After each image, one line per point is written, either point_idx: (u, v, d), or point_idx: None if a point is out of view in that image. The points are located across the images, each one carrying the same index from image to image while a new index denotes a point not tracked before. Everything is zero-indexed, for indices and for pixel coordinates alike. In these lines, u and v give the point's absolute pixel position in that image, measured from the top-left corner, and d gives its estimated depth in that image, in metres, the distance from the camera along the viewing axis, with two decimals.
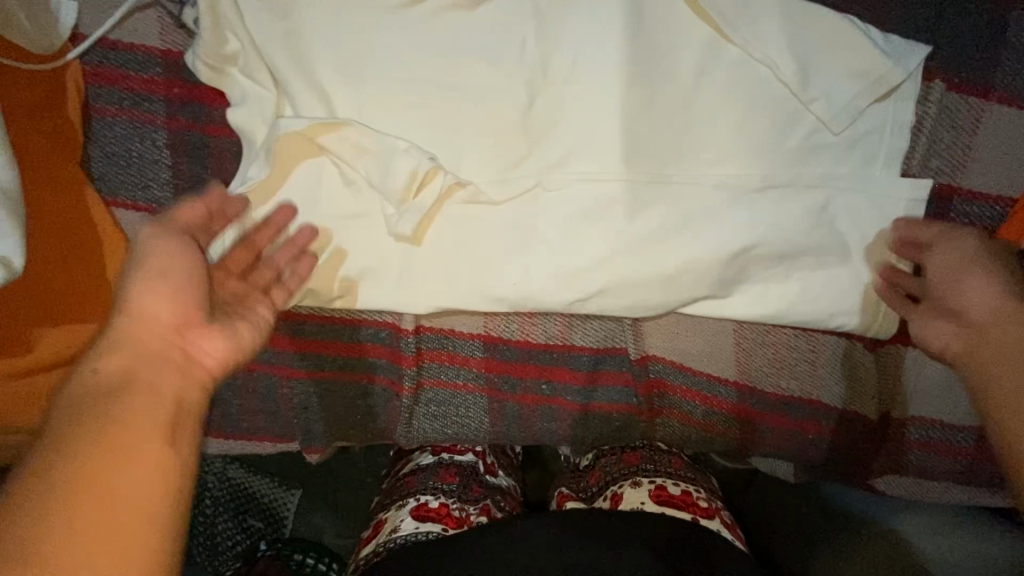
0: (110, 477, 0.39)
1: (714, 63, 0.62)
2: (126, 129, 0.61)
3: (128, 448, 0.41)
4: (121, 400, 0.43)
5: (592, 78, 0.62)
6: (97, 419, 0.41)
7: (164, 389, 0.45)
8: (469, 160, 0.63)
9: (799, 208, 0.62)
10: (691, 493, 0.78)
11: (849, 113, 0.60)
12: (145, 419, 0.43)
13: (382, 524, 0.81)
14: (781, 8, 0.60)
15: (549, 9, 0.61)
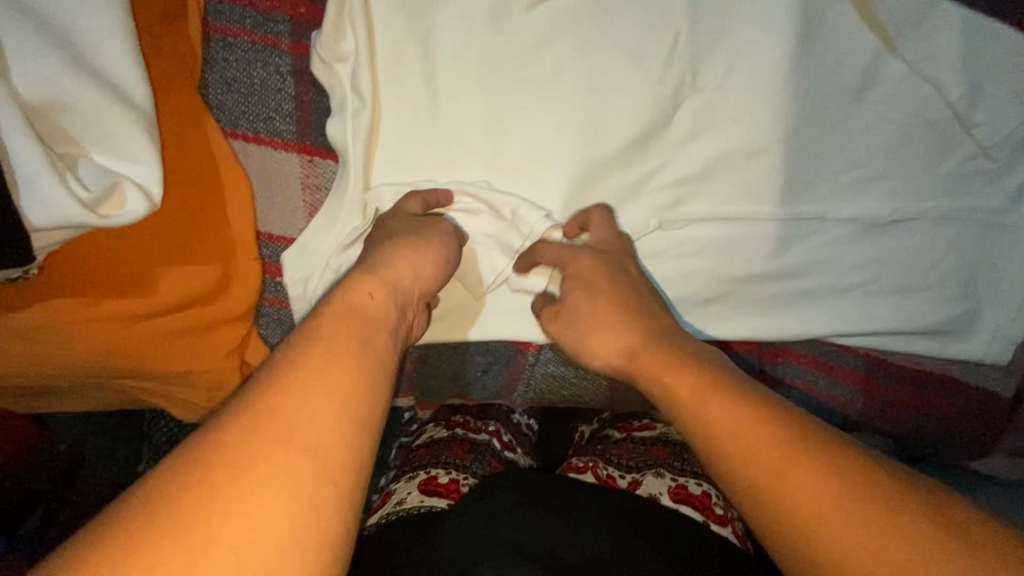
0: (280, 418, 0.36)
1: (879, 78, 0.58)
2: (248, 53, 0.55)
3: (341, 378, 0.39)
4: (344, 331, 0.42)
5: (763, 19, 0.56)
6: (328, 345, 0.40)
7: (379, 322, 0.44)
8: (612, 122, 0.58)
9: (953, 175, 0.60)
10: (710, 495, 0.74)
11: (1009, 145, 0.59)
12: (353, 354, 0.40)
13: (391, 495, 0.78)
14: (962, 19, 0.56)
15: None
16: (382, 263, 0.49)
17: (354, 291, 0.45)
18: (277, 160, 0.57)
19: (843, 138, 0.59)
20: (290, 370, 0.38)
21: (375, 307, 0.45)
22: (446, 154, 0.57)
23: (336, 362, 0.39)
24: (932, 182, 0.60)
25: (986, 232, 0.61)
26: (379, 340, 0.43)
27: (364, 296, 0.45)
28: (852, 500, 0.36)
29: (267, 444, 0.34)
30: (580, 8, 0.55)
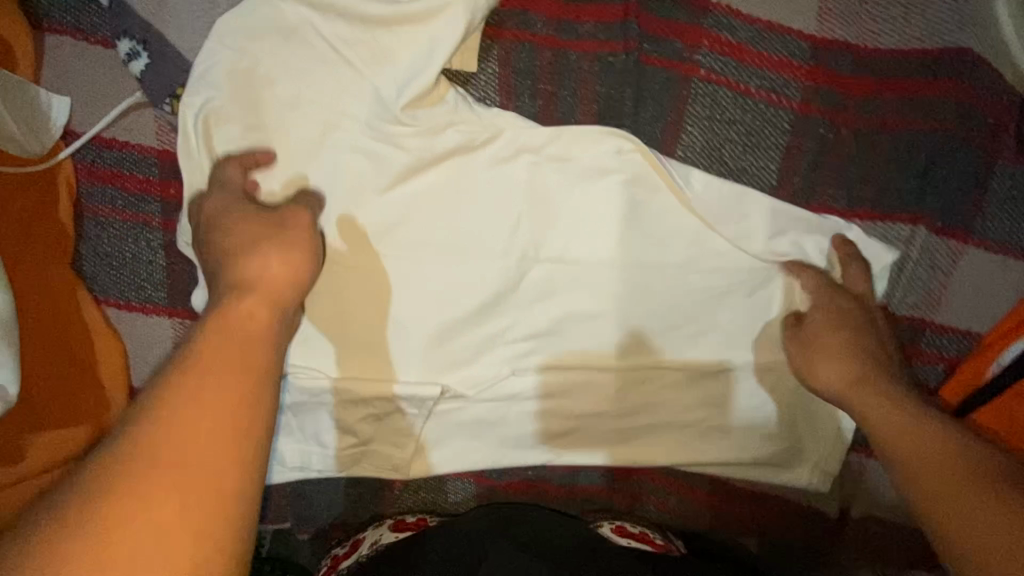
0: (175, 448, 0.36)
1: (700, 251, 0.65)
2: (119, 230, 0.59)
3: (222, 403, 0.39)
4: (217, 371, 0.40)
5: (593, 203, 0.63)
6: (209, 380, 0.40)
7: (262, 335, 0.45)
8: (462, 289, 0.64)
9: (770, 334, 0.68)
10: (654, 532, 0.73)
11: None
12: (201, 410, 0.38)
13: (360, 540, 0.69)
14: (767, 207, 0.63)
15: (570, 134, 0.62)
16: (251, 279, 0.48)
17: (234, 313, 0.45)
18: (149, 325, 0.62)
19: (673, 302, 0.66)
20: (165, 431, 0.37)
21: (259, 323, 0.45)
22: (308, 321, 0.63)
23: (214, 395, 0.39)
24: (753, 337, 0.68)
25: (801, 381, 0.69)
26: (247, 388, 0.41)
27: (247, 313, 0.45)
28: (957, 454, 0.48)
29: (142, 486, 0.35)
30: (428, 191, 0.61)
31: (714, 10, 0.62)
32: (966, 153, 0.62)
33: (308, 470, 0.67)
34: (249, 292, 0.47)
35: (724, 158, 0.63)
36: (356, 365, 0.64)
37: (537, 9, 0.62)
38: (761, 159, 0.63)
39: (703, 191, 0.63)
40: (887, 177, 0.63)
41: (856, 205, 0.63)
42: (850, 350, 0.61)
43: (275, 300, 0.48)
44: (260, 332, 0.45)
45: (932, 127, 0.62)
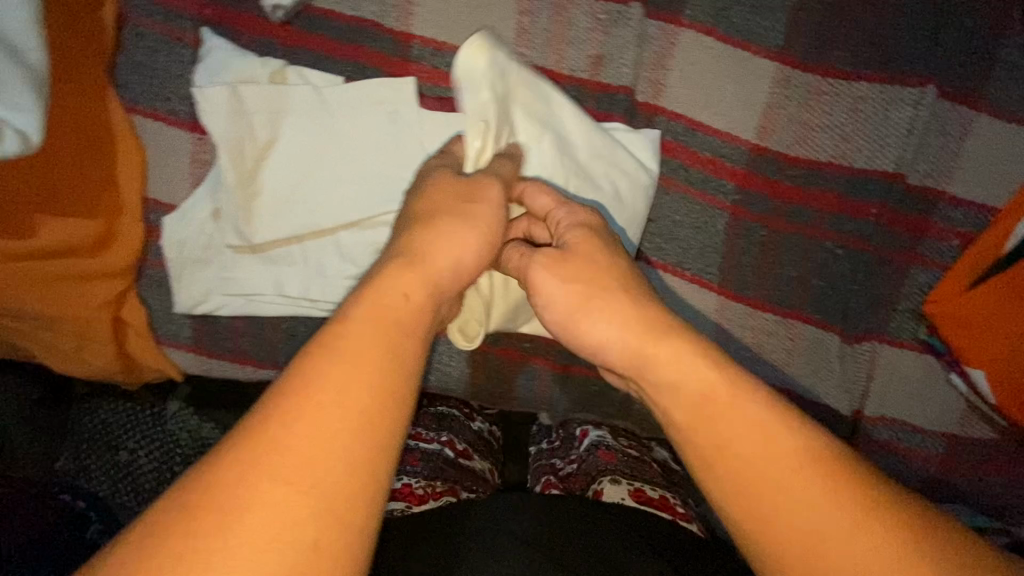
0: (277, 417, 0.34)
1: (702, 108, 0.66)
2: (154, 42, 0.63)
3: (369, 384, 0.36)
4: (340, 360, 0.36)
5: (600, 51, 0.66)
6: (335, 366, 0.36)
7: (406, 328, 0.39)
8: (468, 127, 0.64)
9: (772, 203, 0.68)
10: (669, 497, 0.68)
11: (814, 177, 0.67)
12: (365, 405, 0.35)
13: None
14: (775, 70, 0.65)
15: None
16: (437, 258, 0.45)
17: (384, 291, 0.41)
18: (168, 135, 0.64)
19: (671, 163, 0.68)
20: (288, 400, 0.34)
21: (413, 312, 0.41)
22: (309, 140, 0.63)
23: (338, 396, 0.35)
24: (755, 206, 0.68)
25: (808, 252, 0.68)
26: (413, 328, 0.40)
27: (399, 295, 0.41)
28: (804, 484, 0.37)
29: (256, 442, 0.33)
30: (445, 28, 0.65)
31: None
32: (980, 21, 0.62)
33: (299, 302, 0.66)
34: (338, 314, 0.39)
35: (734, 16, 0.65)
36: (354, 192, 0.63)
37: None
38: (767, 21, 0.65)
39: (712, 49, 0.65)
40: (898, 38, 0.63)
41: (864, 68, 0.64)
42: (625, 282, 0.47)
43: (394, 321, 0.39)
44: (378, 345, 0.37)
45: None
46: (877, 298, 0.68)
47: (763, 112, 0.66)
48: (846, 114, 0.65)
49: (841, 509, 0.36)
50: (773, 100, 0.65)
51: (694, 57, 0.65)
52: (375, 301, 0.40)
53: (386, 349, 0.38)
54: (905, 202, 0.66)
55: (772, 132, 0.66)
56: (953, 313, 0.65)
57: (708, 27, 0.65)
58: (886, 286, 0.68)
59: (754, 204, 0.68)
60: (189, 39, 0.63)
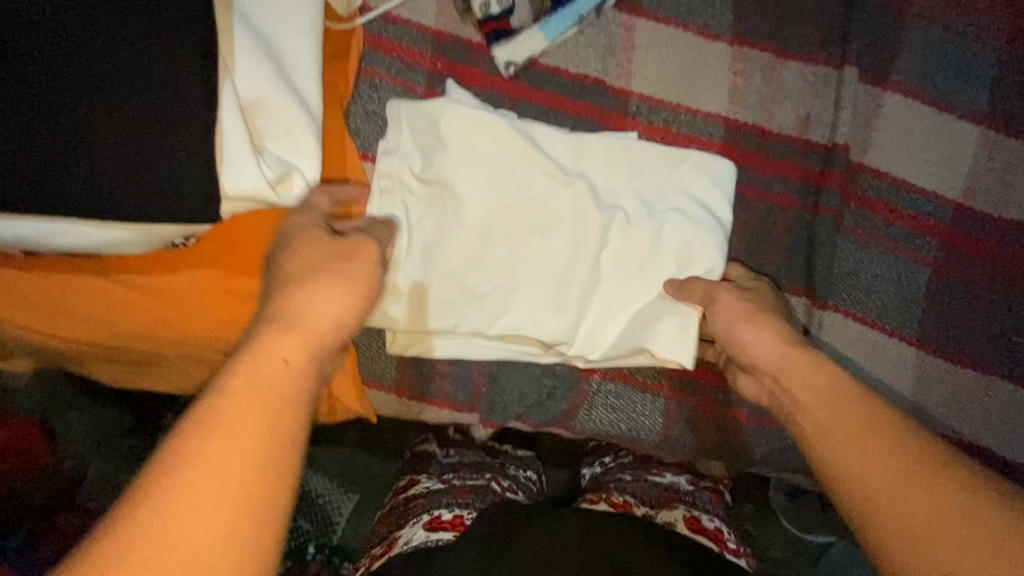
0: (165, 505, 0.33)
1: (905, 167, 0.68)
2: (388, 93, 0.66)
3: (238, 460, 0.35)
4: (212, 438, 0.35)
5: (809, 110, 0.68)
6: (214, 439, 0.35)
7: (283, 397, 0.39)
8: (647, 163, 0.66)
9: (974, 260, 0.69)
10: (723, 530, 0.68)
11: (1019, 236, 0.68)
12: (246, 474, 0.35)
13: (396, 539, 0.63)
14: (978, 136, 0.68)
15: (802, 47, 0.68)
16: (293, 312, 0.43)
17: (266, 355, 0.40)
18: None
19: (874, 217, 0.69)
20: (154, 478, 0.34)
21: (292, 371, 0.40)
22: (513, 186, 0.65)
23: (212, 471, 0.35)
24: (956, 263, 0.69)
25: (1008, 310, 0.69)
26: (291, 399, 0.39)
27: (279, 360, 0.40)
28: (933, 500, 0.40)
29: (138, 531, 0.32)
30: (664, 86, 0.68)
31: None
32: None
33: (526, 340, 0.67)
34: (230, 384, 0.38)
35: (938, 83, 0.68)
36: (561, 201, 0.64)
37: None
38: (971, 89, 0.68)
39: (917, 113, 0.68)
40: None
41: None
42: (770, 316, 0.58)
43: (266, 391, 0.38)
44: (239, 416, 0.37)
45: None
46: None
47: (968, 175, 0.68)
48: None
49: (901, 467, 0.42)
50: (976, 162, 0.68)
51: (898, 119, 0.68)
52: (247, 371, 0.39)
53: (266, 426, 0.37)
54: None
55: (974, 193, 0.68)
56: None
57: (914, 91, 0.68)
58: None
59: (956, 261, 0.69)
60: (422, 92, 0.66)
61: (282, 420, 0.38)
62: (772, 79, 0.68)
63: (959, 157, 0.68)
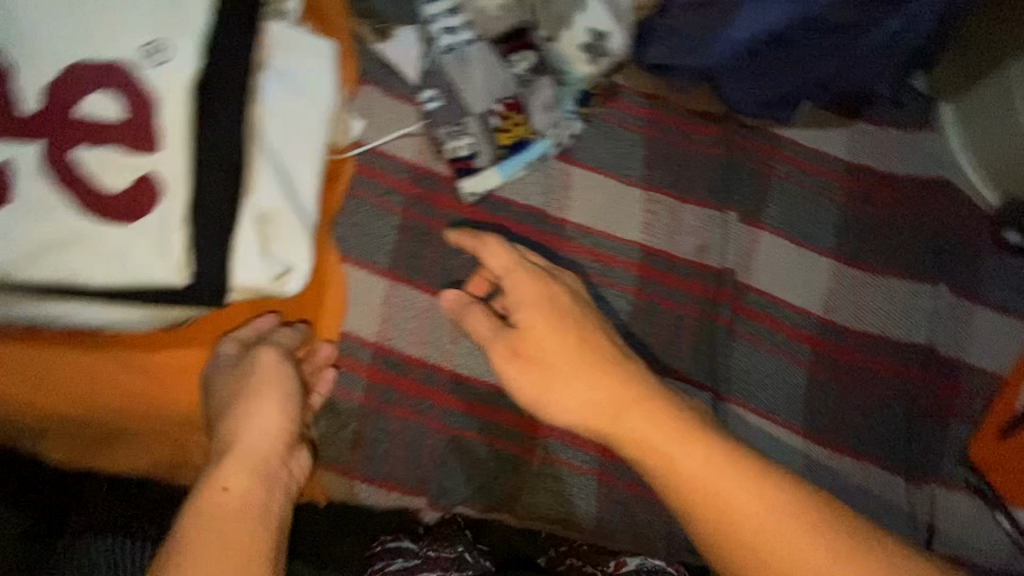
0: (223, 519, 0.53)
1: (780, 288, 0.87)
2: (371, 210, 0.80)
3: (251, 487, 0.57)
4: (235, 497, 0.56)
5: (704, 241, 0.88)
6: (241, 469, 0.58)
7: (263, 452, 0.60)
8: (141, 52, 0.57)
9: (840, 361, 0.86)
10: None
11: (870, 344, 0.86)
12: (256, 511, 0.55)
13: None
14: (831, 267, 0.89)
15: (695, 195, 0.90)
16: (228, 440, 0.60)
17: (209, 488, 0.56)
18: (365, 281, 0.77)
19: (761, 324, 0.86)
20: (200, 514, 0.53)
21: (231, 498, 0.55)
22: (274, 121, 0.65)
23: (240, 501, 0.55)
24: (826, 363, 0.86)
25: (874, 404, 0.85)
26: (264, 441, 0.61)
27: (218, 491, 0.55)
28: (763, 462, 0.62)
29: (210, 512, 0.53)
30: (592, 218, 0.87)
31: (782, 140, 0.94)
32: (961, 247, 0.91)
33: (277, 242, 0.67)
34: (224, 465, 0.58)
35: (798, 226, 0.90)
36: (113, 200, 0.57)
37: (673, 124, 0.93)
38: (823, 232, 0.90)
39: (785, 247, 0.88)
40: (908, 250, 0.90)
41: (893, 269, 0.89)
42: (552, 365, 0.63)
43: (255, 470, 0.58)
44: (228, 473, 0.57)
45: (929, 225, 0.92)
46: (929, 444, 0.84)
47: (826, 295, 0.87)
48: (884, 300, 0.87)
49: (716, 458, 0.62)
50: (831, 289, 0.88)
51: (772, 252, 0.88)
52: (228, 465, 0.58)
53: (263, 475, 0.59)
54: (939, 367, 0.86)
55: (834, 308, 0.87)
56: (994, 461, 0.81)
57: (780, 231, 0.89)
58: (934, 434, 0.84)
59: (827, 362, 0.86)
60: (401, 212, 0.80)
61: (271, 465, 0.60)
62: (675, 219, 0.88)
63: (819, 281, 0.88)
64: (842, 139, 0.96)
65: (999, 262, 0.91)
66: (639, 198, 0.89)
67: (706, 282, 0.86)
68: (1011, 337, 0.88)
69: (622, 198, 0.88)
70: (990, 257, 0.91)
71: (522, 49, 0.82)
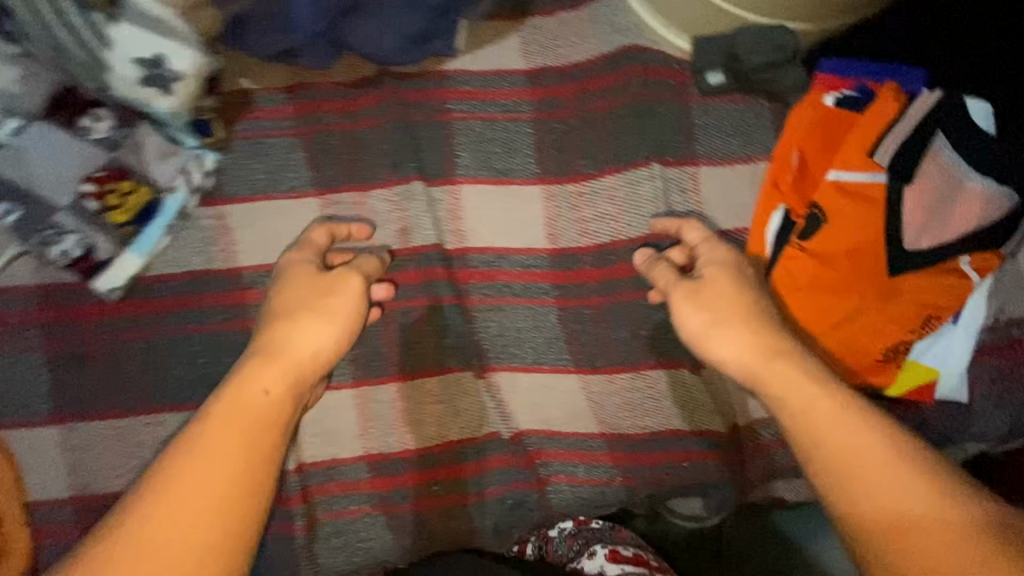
0: (189, 483, 0.51)
1: (497, 237, 0.81)
2: (10, 359, 0.70)
3: (233, 459, 0.54)
4: (196, 457, 0.53)
5: (400, 224, 0.79)
6: (209, 442, 0.54)
7: (254, 406, 0.57)
8: None
9: (584, 283, 0.81)
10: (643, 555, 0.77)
11: (606, 254, 0.81)
12: (236, 450, 0.54)
13: None
14: (542, 192, 0.81)
15: (374, 178, 0.80)
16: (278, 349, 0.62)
17: (253, 386, 0.59)
18: (39, 438, 0.70)
19: (490, 284, 0.80)
20: (170, 465, 0.52)
21: (264, 405, 0.58)
22: None
23: (204, 464, 0.53)
24: (569, 293, 0.81)
25: (630, 312, 0.81)
26: (271, 412, 0.58)
27: (259, 391, 0.58)
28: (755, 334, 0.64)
29: (163, 489, 0.51)
30: (268, 252, 0.76)
31: (451, 75, 0.84)
32: (671, 110, 0.83)
33: None
34: (222, 408, 0.56)
35: (494, 163, 0.81)
36: None
37: (326, 109, 0.82)
38: (523, 157, 0.81)
39: (487, 193, 0.81)
40: (615, 138, 0.82)
41: (606, 166, 0.81)
42: (718, 305, 0.66)
43: (295, 380, 0.61)
44: (266, 415, 0.58)
45: (631, 99, 0.83)
46: None
47: (548, 223, 0.81)
48: (607, 204, 0.81)
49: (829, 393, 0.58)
50: (550, 216, 0.81)
51: (476, 204, 0.80)
52: (230, 400, 0.57)
53: (291, 386, 0.60)
54: None
55: (558, 235, 0.81)
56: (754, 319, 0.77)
57: (478, 179, 0.81)
58: None
59: (571, 291, 0.81)
60: (45, 347, 0.71)
61: (281, 406, 0.59)
62: (362, 213, 0.79)
63: (536, 212, 0.81)
64: (515, 44, 0.85)
65: (713, 106, 0.83)
66: (318, 207, 0.78)
67: (417, 266, 0.78)
68: (749, 182, 0.81)
69: (295, 215, 0.78)
70: (703, 105, 0.83)
71: (89, 110, 0.69)
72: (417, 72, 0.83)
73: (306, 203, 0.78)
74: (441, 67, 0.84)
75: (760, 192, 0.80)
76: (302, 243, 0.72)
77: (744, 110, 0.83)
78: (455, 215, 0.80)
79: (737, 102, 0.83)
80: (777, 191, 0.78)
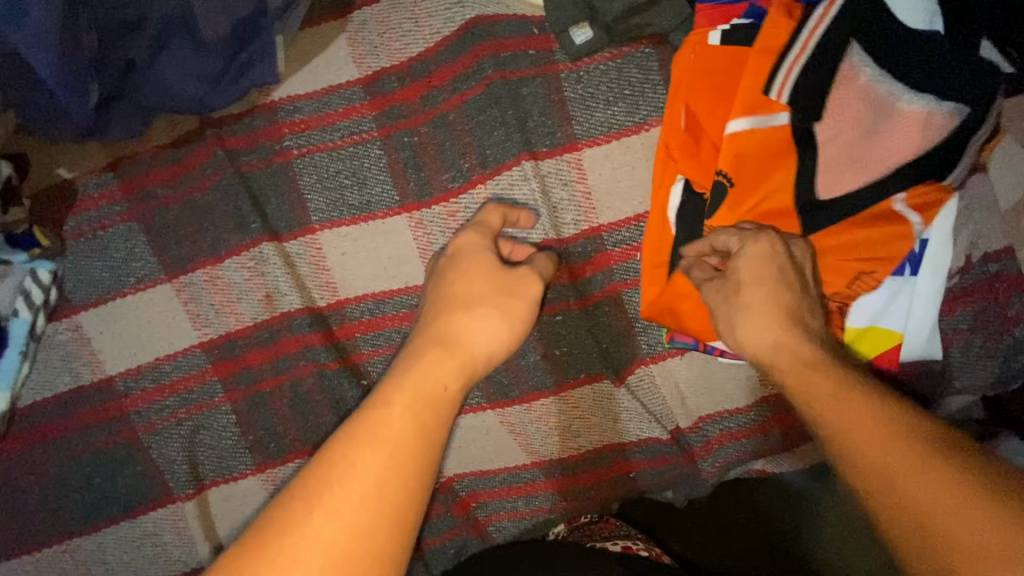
0: (321, 481, 0.39)
1: (371, 282, 0.72)
2: None
3: (391, 441, 0.41)
4: (375, 436, 0.41)
5: (264, 291, 0.72)
6: (376, 420, 0.42)
7: (443, 395, 0.45)
8: None
9: None
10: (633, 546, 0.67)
11: None
12: (406, 444, 0.41)
13: None
14: (411, 220, 0.71)
15: (225, 245, 0.72)
16: (455, 337, 0.50)
17: (430, 371, 0.46)
18: None
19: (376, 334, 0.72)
20: (331, 454, 0.40)
21: (446, 396, 0.45)
22: None
23: (388, 452, 0.40)
24: None
25: (535, 333, 0.72)
26: (446, 402, 0.45)
27: (440, 385, 0.45)
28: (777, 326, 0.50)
29: (315, 482, 0.39)
30: (133, 354, 0.71)
31: (280, 106, 0.73)
32: (537, 88, 0.70)
33: None
34: (403, 383, 0.44)
35: (349, 201, 0.72)
36: None
37: (156, 181, 0.73)
38: (379, 184, 0.71)
39: (349, 235, 0.72)
40: (477, 138, 0.70)
41: (474, 174, 0.70)
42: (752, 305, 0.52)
43: (466, 367, 0.48)
44: (410, 418, 0.42)
45: (487, 86, 0.70)
46: (615, 333, 0.71)
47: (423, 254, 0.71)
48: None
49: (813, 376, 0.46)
50: (424, 246, 0.71)
51: (341, 250, 0.72)
52: (414, 379, 0.45)
53: (448, 373, 0.47)
54: (577, 252, 0.70)
55: None
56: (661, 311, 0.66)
57: (337, 221, 0.72)
58: (614, 320, 0.71)
59: None
60: None
61: (449, 393, 0.46)
62: (221, 290, 0.72)
63: (409, 244, 0.71)
64: (343, 50, 0.73)
65: (586, 70, 0.69)
66: (175, 294, 0.72)
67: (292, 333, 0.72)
68: (641, 155, 0.69)
69: (152, 309, 0.72)
70: (574, 72, 0.69)
71: None
72: (242, 113, 0.73)
73: (162, 292, 0.72)
74: (267, 99, 0.73)
75: (654, 166, 0.67)
76: (476, 225, 0.61)
77: (623, 67, 0.68)
78: (321, 269, 0.72)
79: (613, 59, 0.69)
80: (671, 163, 0.65)
